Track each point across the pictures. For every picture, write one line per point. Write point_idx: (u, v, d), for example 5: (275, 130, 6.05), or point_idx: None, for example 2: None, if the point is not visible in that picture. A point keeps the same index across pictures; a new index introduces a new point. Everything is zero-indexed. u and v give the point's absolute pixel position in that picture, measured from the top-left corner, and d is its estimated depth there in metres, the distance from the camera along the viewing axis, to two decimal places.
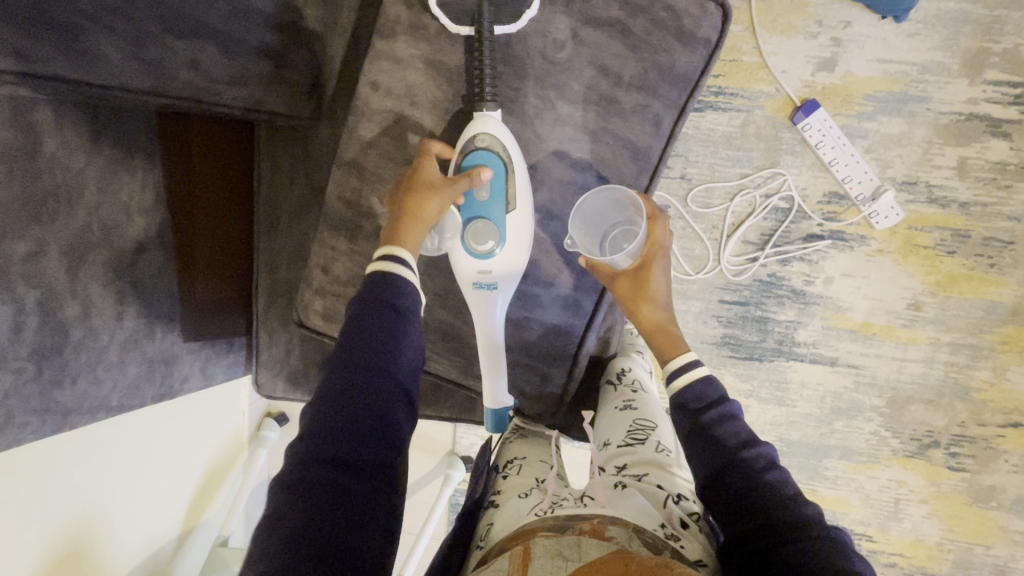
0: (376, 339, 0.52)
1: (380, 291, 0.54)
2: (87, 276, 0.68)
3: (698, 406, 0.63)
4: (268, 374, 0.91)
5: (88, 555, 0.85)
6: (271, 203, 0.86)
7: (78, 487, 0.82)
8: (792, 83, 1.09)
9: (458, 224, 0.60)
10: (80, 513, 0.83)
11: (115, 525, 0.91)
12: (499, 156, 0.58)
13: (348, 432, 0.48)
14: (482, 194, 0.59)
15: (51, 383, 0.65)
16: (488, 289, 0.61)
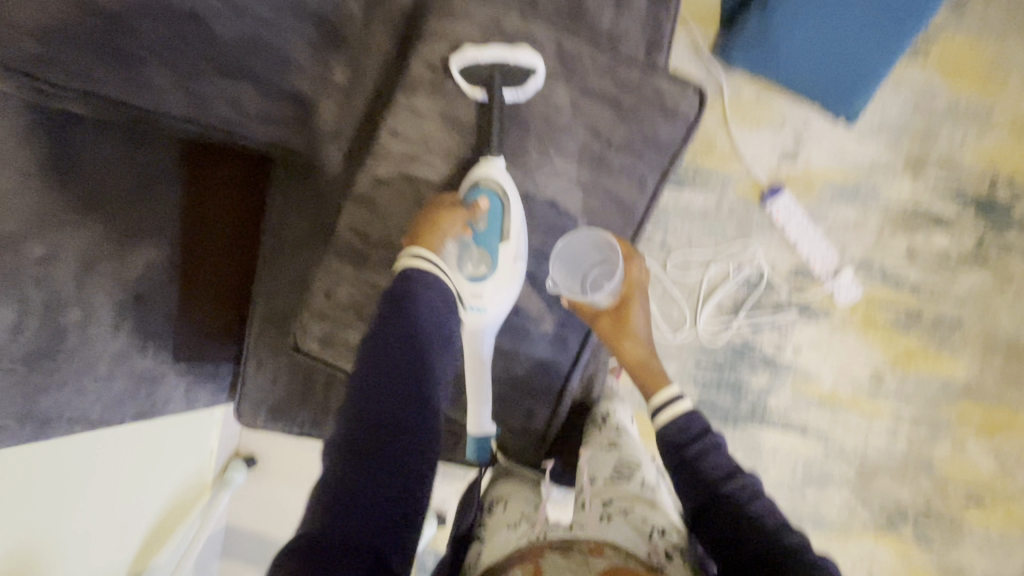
0: (414, 333, 0.57)
1: (407, 299, 0.59)
2: (94, 284, 0.70)
3: (686, 439, 0.69)
4: (250, 402, 0.91)
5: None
6: (277, 234, 0.88)
7: (29, 510, 0.79)
8: (761, 169, 1.22)
9: (457, 251, 0.65)
10: (27, 540, 0.79)
11: (61, 556, 0.86)
12: (498, 194, 0.65)
13: (394, 406, 0.53)
14: (480, 225, 0.65)
15: (37, 386, 0.66)
16: (478, 312, 0.65)
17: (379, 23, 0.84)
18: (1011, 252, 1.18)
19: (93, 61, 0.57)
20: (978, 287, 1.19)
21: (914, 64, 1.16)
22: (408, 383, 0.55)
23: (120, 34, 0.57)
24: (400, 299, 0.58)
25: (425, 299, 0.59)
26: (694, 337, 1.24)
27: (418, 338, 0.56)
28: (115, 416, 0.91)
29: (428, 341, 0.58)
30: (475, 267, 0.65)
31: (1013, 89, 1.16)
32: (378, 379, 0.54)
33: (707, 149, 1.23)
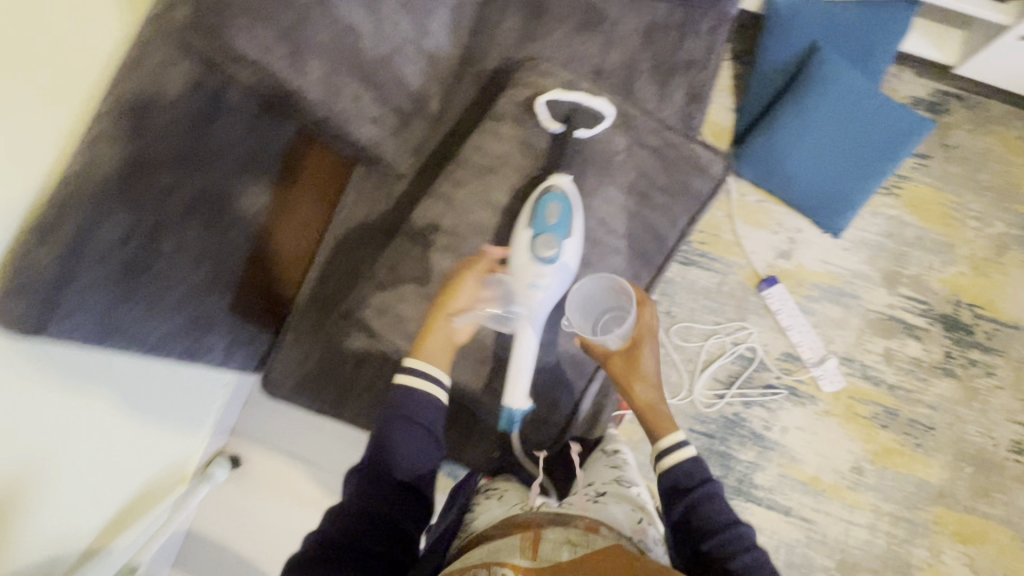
0: (413, 436, 0.70)
1: (407, 411, 0.70)
2: (193, 222, 0.78)
3: (688, 485, 0.72)
4: (279, 372, 0.96)
5: (8, 520, 0.78)
6: (344, 226, 1.01)
7: (44, 430, 0.80)
8: (759, 262, 1.39)
9: (527, 237, 0.74)
10: (29, 461, 0.79)
11: (46, 494, 0.85)
12: (567, 198, 0.75)
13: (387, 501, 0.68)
14: (551, 219, 0.74)
15: (122, 295, 0.72)
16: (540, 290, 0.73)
17: (470, 76, 1.03)
18: (976, 368, 1.31)
19: (272, 38, 0.72)
20: (947, 396, 1.30)
21: (889, 198, 1.39)
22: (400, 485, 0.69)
23: (297, 26, 0.73)
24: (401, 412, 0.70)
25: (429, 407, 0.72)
26: (689, 404, 1.32)
27: (416, 444, 0.70)
28: (145, 360, 0.96)
29: (422, 456, 0.71)
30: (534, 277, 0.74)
31: (969, 231, 1.37)
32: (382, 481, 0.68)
33: (714, 238, 1.41)
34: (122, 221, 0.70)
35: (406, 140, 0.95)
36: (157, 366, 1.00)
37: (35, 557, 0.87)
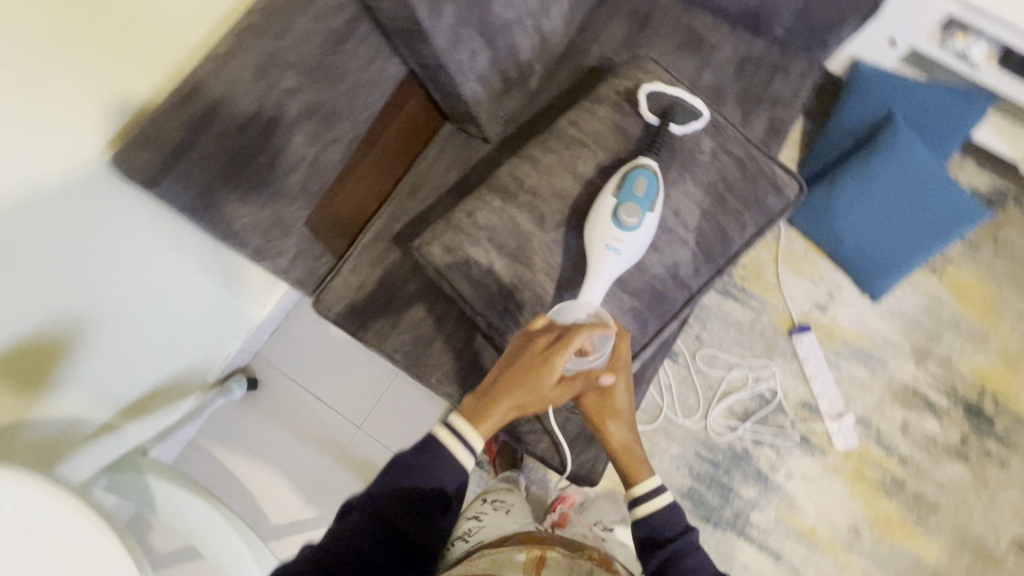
0: (424, 478, 0.69)
1: (428, 461, 0.69)
2: (301, 127, 0.82)
3: (665, 536, 0.75)
4: (334, 294, 0.99)
5: (47, 364, 0.83)
6: (422, 174, 1.06)
7: (101, 285, 0.86)
8: (795, 309, 1.42)
9: (612, 204, 0.78)
10: (82, 311, 0.85)
11: (90, 352, 0.89)
12: (654, 177, 0.80)
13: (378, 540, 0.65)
14: (638, 192, 0.78)
15: (227, 175, 0.77)
16: (615, 252, 0.77)
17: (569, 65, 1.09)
18: (990, 459, 1.31)
19: None
20: (957, 479, 1.30)
21: (932, 276, 1.42)
22: (398, 524, 0.66)
23: None
24: (420, 461, 0.69)
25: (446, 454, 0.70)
26: (701, 428, 1.34)
27: (425, 486, 0.69)
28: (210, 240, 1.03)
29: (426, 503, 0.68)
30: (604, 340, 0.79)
31: (1006, 325, 1.39)
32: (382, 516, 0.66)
33: (756, 276, 1.44)
34: (244, 109, 0.76)
35: (501, 107, 1.01)
36: (218, 252, 1.06)
37: (59, 411, 0.89)
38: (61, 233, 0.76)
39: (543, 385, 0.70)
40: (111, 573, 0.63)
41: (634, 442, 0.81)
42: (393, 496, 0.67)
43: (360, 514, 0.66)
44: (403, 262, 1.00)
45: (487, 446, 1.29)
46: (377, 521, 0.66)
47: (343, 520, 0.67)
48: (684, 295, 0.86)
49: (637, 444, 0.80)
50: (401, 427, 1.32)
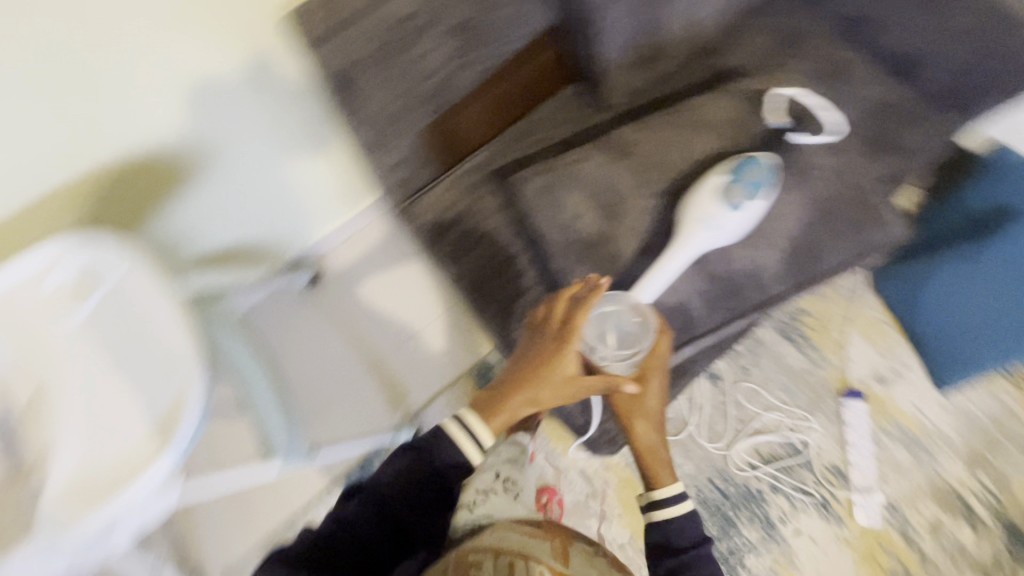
0: (427, 475, 0.71)
1: (434, 453, 0.72)
2: (452, 39, 0.88)
3: (680, 545, 0.72)
4: (424, 206, 1.07)
5: (160, 180, 0.93)
6: (536, 122, 1.10)
7: (226, 128, 0.95)
8: (853, 372, 1.36)
9: (719, 182, 0.82)
10: (204, 144, 0.94)
11: (195, 180, 0.99)
12: (770, 168, 0.82)
13: (378, 524, 0.70)
14: (748, 178, 0.81)
15: (376, 60, 0.83)
16: (707, 226, 0.81)
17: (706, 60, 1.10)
18: None
19: None
20: None
21: (1012, 385, 1.33)
22: (399, 512, 0.70)
23: None
24: (427, 453, 0.72)
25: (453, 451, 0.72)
26: (721, 456, 1.31)
27: (428, 484, 0.71)
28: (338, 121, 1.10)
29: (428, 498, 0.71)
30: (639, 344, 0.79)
31: None
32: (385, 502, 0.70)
33: (822, 328, 1.40)
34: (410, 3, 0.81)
35: (629, 79, 1.04)
36: (333, 138, 1.14)
37: (157, 228, 1.00)
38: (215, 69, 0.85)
39: (554, 378, 0.73)
40: (177, 351, 0.70)
41: (661, 445, 0.78)
42: (395, 491, 0.71)
43: (366, 503, 0.71)
44: (494, 197, 1.05)
45: None
46: (378, 507, 0.70)
47: (351, 503, 0.72)
48: (758, 297, 0.87)
49: (663, 448, 0.78)
50: (437, 359, 1.37)
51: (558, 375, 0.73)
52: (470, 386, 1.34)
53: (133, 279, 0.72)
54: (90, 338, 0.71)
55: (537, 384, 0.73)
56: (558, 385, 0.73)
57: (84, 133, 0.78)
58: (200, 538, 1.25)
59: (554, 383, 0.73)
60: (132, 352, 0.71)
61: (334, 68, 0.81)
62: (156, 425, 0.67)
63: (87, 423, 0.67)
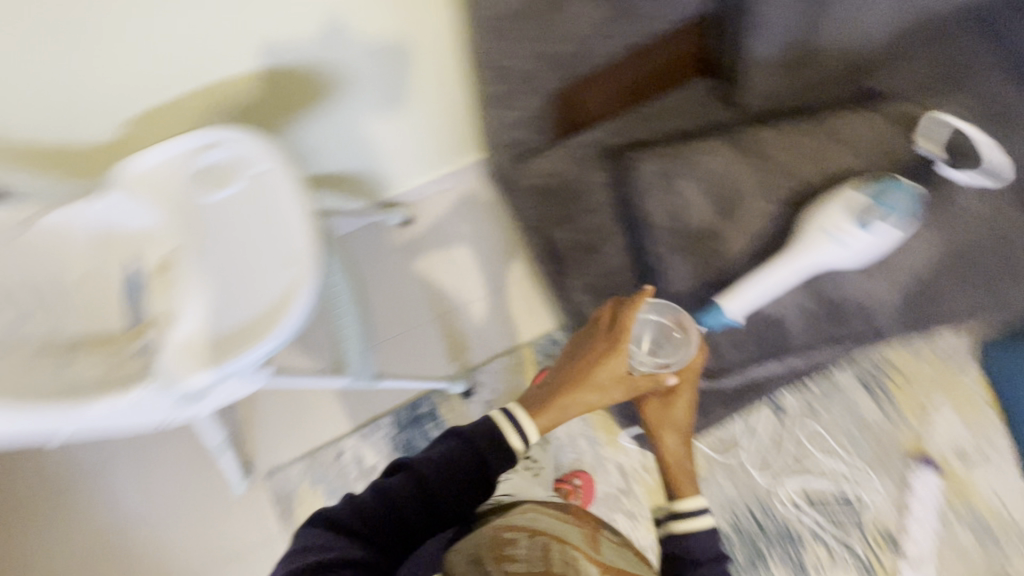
0: (464, 450, 0.67)
1: (468, 432, 0.69)
2: (604, 5, 0.88)
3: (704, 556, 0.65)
4: (529, 171, 1.05)
5: (302, 91, 0.99)
6: (662, 109, 1.07)
7: (370, 57, 0.99)
8: (930, 440, 1.27)
9: (861, 198, 0.77)
10: (347, 68, 0.99)
11: (330, 100, 1.04)
12: (915, 196, 0.78)
13: (415, 494, 0.64)
14: (891, 200, 0.76)
15: (527, 12, 0.84)
16: (834, 239, 0.76)
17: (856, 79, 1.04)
18: None
19: None
20: None
21: None
22: (438, 484, 0.65)
23: None
24: (458, 432, 0.69)
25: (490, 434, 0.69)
26: (766, 488, 1.25)
27: (464, 460, 0.66)
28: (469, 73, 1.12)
29: (465, 474, 0.66)
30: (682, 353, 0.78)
31: None
32: (422, 472, 0.65)
33: (907, 386, 1.31)
34: None
35: (770, 82, 1.00)
36: (459, 90, 1.16)
37: (287, 137, 1.07)
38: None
39: (603, 374, 0.74)
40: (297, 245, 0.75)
41: (688, 461, 0.74)
42: (436, 465, 0.66)
43: (405, 476, 0.65)
44: (603, 173, 1.03)
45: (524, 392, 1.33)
46: (417, 477, 0.65)
47: (391, 475, 0.67)
48: (869, 330, 0.84)
49: (690, 463, 0.74)
50: (502, 323, 1.40)
51: (610, 375, 0.74)
52: (528, 356, 1.37)
53: (277, 178, 0.77)
54: (222, 217, 0.77)
55: (585, 383, 0.74)
56: (607, 383, 0.74)
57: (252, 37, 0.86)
58: (257, 430, 1.35)
59: (605, 385, 0.74)
60: (263, 241, 0.76)
61: (488, 16, 0.84)
62: (269, 311, 0.72)
63: (217, 295, 0.74)
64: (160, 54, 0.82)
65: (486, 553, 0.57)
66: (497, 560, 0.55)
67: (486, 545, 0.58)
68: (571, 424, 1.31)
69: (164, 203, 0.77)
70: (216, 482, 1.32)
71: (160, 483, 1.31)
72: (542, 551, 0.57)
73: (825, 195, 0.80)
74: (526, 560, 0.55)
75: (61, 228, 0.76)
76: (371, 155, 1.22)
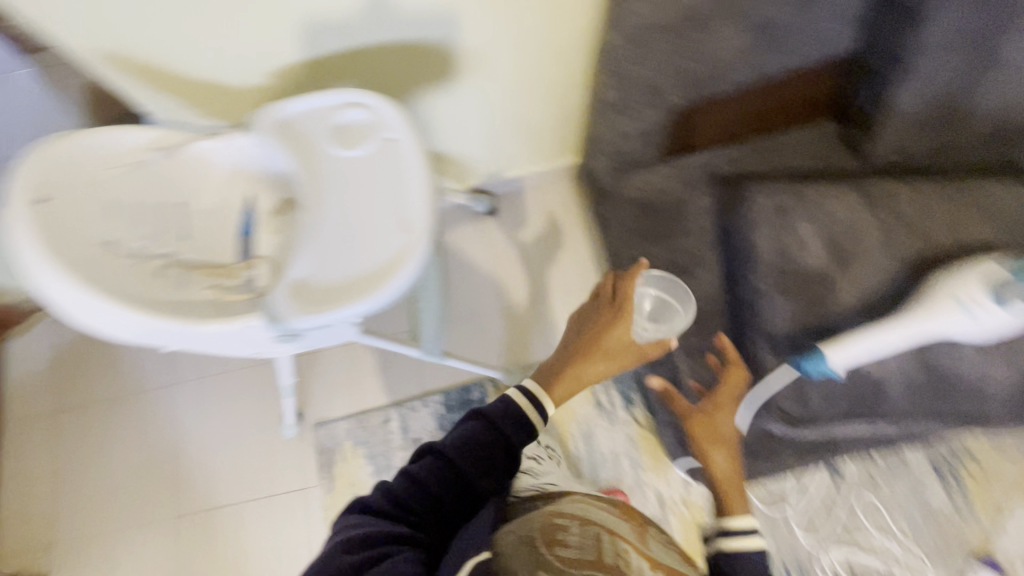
0: (489, 432, 0.67)
1: (490, 413, 0.69)
2: (748, 31, 0.86)
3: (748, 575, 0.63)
4: (634, 180, 1.07)
5: (432, 71, 1.02)
6: (780, 142, 1.04)
7: (502, 52, 1.01)
8: (1001, 542, 1.18)
9: (1005, 274, 0.72)
10: (478, 57, 1.01)
11: (453, 83, 1.06)
12: None
13: (447, 476, 0.63)
14: None
15: (671, 29, 0.83)
16: (962, 309, 0.73)
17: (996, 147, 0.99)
18: None
19: None
20: None
21: None
22: (468, 468, 0.64)
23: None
24: (480, 413, 0.69)
25: (510, 418, 0.69)
26: (809, 553, 1.19)
27: (489, 441, 0.66)
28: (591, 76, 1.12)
29: (489, 453, 0.66)
30: (680, 320, 0.90)
31: None
32: (452, 456, 0.64)
33: (983, 480, 1.22)
34: None
35: (904, 135, 0.96)
36: (576, 94, 1.17)
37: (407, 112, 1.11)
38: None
39: (611, 343, 0.77)
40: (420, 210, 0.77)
41: (739, 481, 0.70)
42: (456, 447, 0.65)
43: (433, 460, 0.65)
44: (707, 198, 1.02)
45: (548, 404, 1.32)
46: (447, 461, 0.64)
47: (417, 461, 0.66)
48: (977, 411, 0.79)
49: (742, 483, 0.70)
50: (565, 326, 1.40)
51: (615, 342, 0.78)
52: None
53: (406, 145, 0.80)
54: (347, 169, 0.79)
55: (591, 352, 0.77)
56: (614, 351, 0.78)
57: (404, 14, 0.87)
58: (314, 381, 1.41)
59: (610, 353, 0.78)
60: (381, 203, 0.78)
61: (630, 25, 0.83)
62: (377, 270, 0.74)
63: (332, 242, 0.76)
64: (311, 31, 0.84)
65: (539, 537, 0.57)
66: (551, 543, 0.56)
67: (540, 529, 0.59)
68: (617, 439, 1.31)
69: (298, 151, 0.80)
70: (271, 420, 1.40)
71: (221, 410, 1.41)
72: (593, 540, 0.58)
73: (957, 264, 0.76)
74: (579, 547, 0.55)
75: (206, 157, 0.81)
76: (476, 140, 1.25)
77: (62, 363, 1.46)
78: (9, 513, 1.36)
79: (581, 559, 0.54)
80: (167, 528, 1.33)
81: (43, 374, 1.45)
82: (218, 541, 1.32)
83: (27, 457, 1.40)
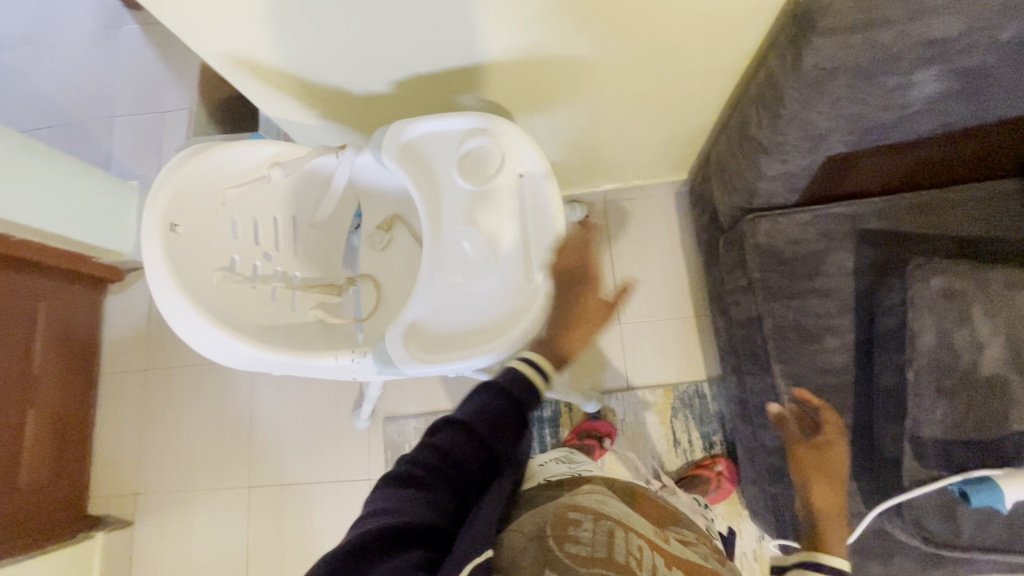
0: (504, 403, 0.58)
1: (503, 387, 0.59)
2: (949, 79, 0.73)
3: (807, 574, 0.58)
4: (766, 227, 0.94)
5: (556, 89, 0.93)
6: (947, 201, 0.91)
7: (638, 75, 0.91)
8: None
9: None
10: (609, 79, 0.92)
11: (575, 100, 0.97)
12: None
13: (469, 455, 0.55)
14: None
15: (856, 72, 0.71)
16: None
17: None
18: None
19: None
20: None
21: None
22: (485, 448, 0.56)
23: None
24: (494, 388, 0.59)
25: (523, 390, 0.60)
26: None
27: (511, 414, 0.58)
28: (730, 101, 1.00)
29: (511, 424, 0.58)
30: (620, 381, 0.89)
31: None
32: (475, 436, 0.56)
33: None
34: (944, 28, 0.66)
35: None
36: (706, 115, 1.06)
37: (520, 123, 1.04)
38: (680, 24, 0.79)
39: None
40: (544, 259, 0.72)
41: (836, 518, 0.65)
42: (469, 415, 0.57)
43: (452, 440, 0.56)
44: (848, 258, 0.91)
45: (603, 425, 1.26)
46: (468, 438, 0.56)
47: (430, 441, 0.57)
48: None
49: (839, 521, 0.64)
50: (650, 356, 1.33)
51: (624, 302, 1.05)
52: (666, 400, 1.30)
53: (534, 184, 0.74)
54: (469, 203, 0.75)
55: None
56: None
57: (553, 32, 0.78)
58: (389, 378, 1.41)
59: None
60: (501, 252, 0.73)
61: (806, 67, 0.71)
62: (488, 327, 0.71)
63: (445, 285, 0.72)
64: (442, 46, 0.77)
65: (549, 528, 0.56)
66: (559, 539, 0.54)
67: (550, 523, 0.57)
68: None
69: (418, 175, 0.74)
70: (344, 408, 1.42)
71: (296, 391, 1.44)
72: (605, 537, 0.55)
73: None
74: (588, 544, 0.53)
75: (324, 172, 0.77)
76: (585, 150, 1.16)
77: (152, 326, 1.52)
78: (102, 460, 1.45)
79: (589, 558, 0.51)
80: (239, 495, 1.39)
81: (136, 334, 1.52)
82: (287, 517, 1.37)
83: (119, 411, 1.48)
